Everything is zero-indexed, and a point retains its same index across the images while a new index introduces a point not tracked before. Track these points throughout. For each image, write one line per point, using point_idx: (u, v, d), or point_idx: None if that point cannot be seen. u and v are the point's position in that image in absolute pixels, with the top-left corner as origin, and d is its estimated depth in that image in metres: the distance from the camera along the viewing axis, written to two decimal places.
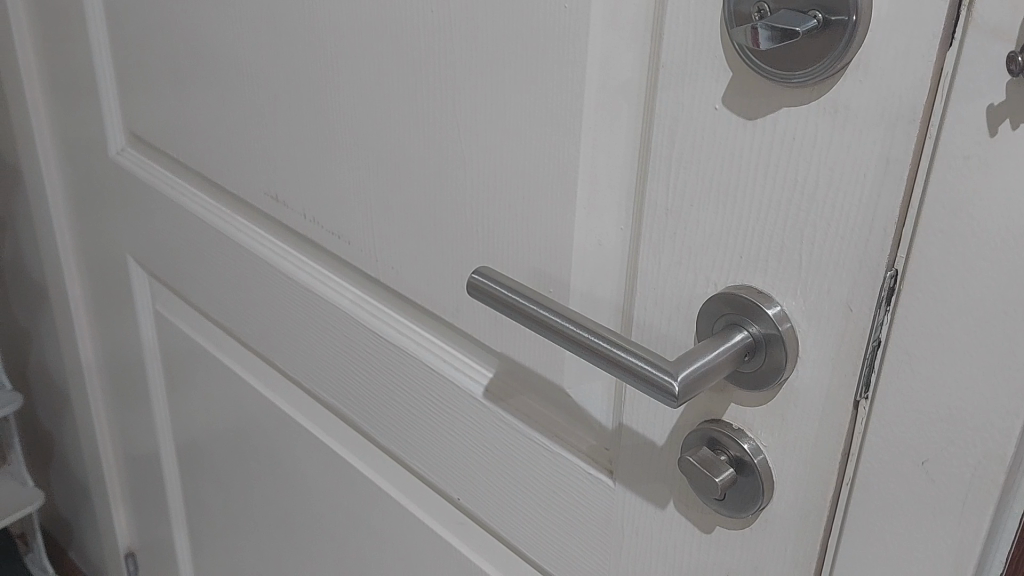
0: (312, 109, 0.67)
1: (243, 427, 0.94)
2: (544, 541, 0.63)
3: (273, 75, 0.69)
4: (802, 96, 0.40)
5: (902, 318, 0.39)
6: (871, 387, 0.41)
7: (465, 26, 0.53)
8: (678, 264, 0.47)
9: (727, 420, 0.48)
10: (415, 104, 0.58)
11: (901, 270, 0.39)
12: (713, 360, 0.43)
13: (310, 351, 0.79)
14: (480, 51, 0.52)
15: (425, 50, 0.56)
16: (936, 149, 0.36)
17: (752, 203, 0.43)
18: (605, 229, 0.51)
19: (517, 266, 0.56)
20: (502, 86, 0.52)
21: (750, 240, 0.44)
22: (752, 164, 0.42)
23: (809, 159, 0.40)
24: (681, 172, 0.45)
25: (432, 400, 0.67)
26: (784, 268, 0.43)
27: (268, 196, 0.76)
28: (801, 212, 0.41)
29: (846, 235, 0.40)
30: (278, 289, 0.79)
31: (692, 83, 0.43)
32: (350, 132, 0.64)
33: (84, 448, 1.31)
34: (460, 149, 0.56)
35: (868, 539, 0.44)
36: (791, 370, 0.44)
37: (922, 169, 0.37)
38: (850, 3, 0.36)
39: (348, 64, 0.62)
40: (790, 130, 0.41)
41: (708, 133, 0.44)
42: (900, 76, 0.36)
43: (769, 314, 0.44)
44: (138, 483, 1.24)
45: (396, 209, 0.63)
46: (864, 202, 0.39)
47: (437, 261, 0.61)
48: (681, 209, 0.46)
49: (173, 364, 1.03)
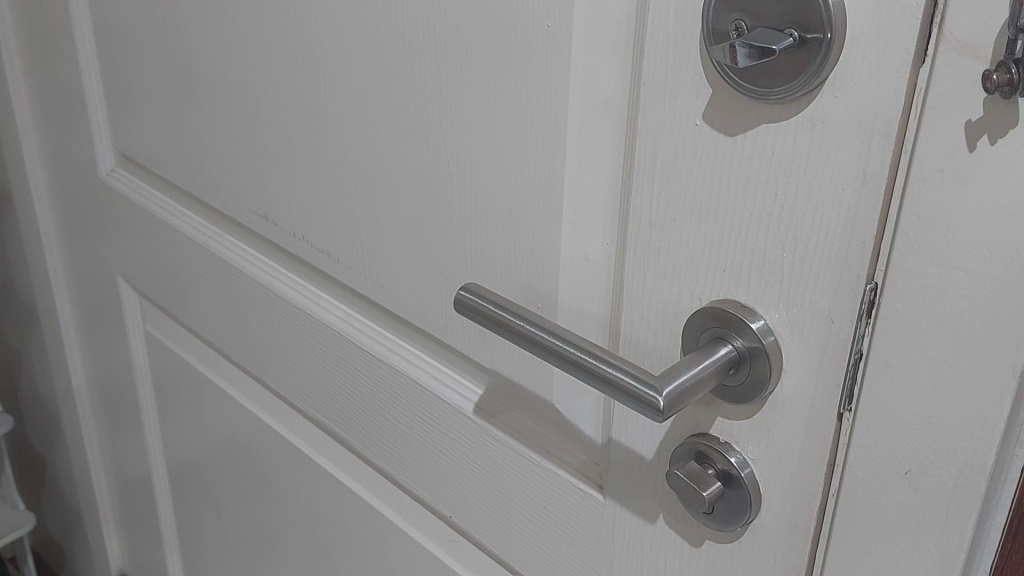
0: (300, 128, 0.67)
1: (234, 446, 0.94)
2: (536, 557, 0.63)
3: (261, 96, 0.70)
4: (780, 111, 0.40)
5: (882, 331, 0.40)
6: (855, 398, 0.42)
7: (450, 45, 0.53)
8: (662, 279, 0.48)
9: (714, 434, 0.48)
10: (402, 122, 0.59)
11: (880, 283, 0.40)
12: (698, 375, 0.43)
13: (300, 370, 0.79)
14: (466, 70, 0.53)
15: (411, 69, 0.56)
16: (911, 163, 0.37)
17: (733, 219, 0.44)
18: (591, 244, 0.52)
19: (504, 283, 0.57)
20: (487, 105, 0.53)
21: (732, 255, 0.44)
22: (733, 179, 0.43)
23: (789, 174, 0.41)
24: (664, 188, 0.46)
25: (423, 417, 0.68)
26: (766, 282, 0.44)
27: (258, 216, 0.76)
28: (781, 226, 0.42)
29: (827, 248, 0.41)
30: (268, 308, 0.79)
31: (673, 100, 0.44)
32: (338, 152, 0.65)
33: (75, 470, 1.31)
34: (447, 168, 0.57)
35: (854, 550, 0.44)
36: (775, 383, 0.45)
37: (899, 183, 0.38)
38: (825, 20, 0.37)
39: (336, 85, 0.63)
40: (769, 147, 0.41)
41: (689, 150, 0.44)
42: (875, 91, 0.37)
43: (753, 328, 0.44)
44: (129, 505, 1.24)
45: (384, 227, 0.63)
46: (843, 215, 0.40)
47: (426, 279, 0.62)
48: (664, 225, 0.47)
49: (165, 385, 1.03)
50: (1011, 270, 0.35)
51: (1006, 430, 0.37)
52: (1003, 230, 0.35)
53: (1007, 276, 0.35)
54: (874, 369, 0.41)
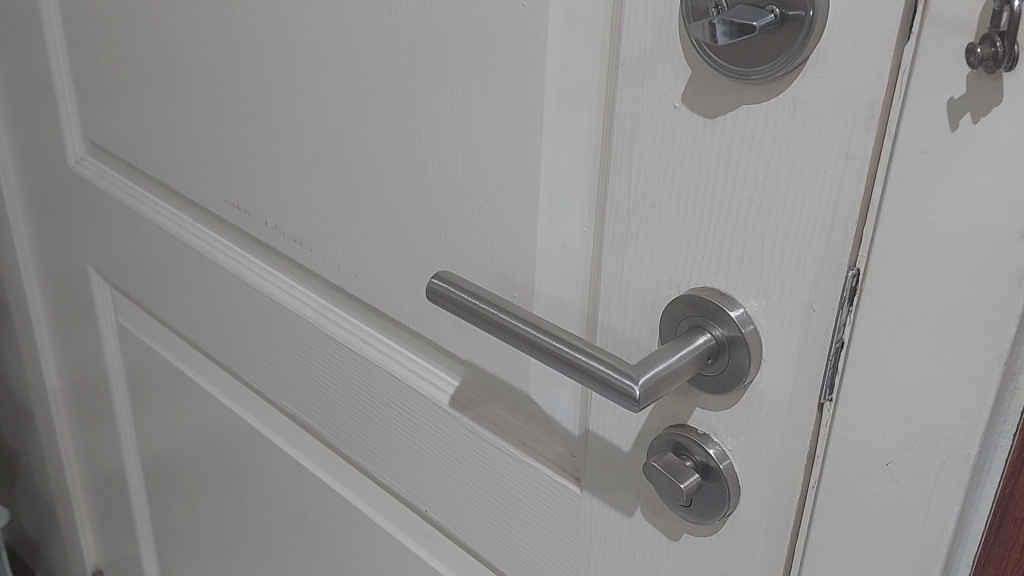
0: (272, 113, 0.66)
1: (208, 439, 0.92)
2: (513, 552, 0.62)
3: (232, 81, 0.68)
4: (760, 92, 0.39)
5: (863, 319, 0.39)
6: (835, 388, 0.41)
7: (423, 27, 0.52)
8: (641, 267, 0.47)
9: (692, 425, 0.47)
10: (375, 107, 0.57)
11: (862, 269, 0.39)
12: (676, 363, 0.42)
13: (274, 361, 0.77)
14: (440, 52, 0.52)
15: (384, 53, 0.55)
16: (895, 145, 0.36)
17: (714, 204, 0.43)
18: (568, 232, 0.50)
19: (480, 271, 0.55)
20: (460, 87, 0.51)
21: (711, 242, 0.43)
22: (712, 163, 0.42)
23: (771, 158, 0.40)
24: (642, 173, 0.45)
25: (398, 410, 0.66)
26: (746, 270, 0.43)
27: (230, 205, 0.74)
28: (763, 210, 0.41)
29: (808, 234, 0.40)
30: (241, 299, 0.78)
31: (652, 82, 0.43)
32: (311, 137, 0.63)
33: (49, 465, 1.29)
34: (421, 153, 0.55)
35: (833, 544, 0.43)
36: (754, 372, 0.44)
37: (882, 166, 0.37)
38: None
39: (308, 68, 0.61)
40: (749, 130, 0.40)
41: (668, 133, 0.43)
42: (858, 71, 0.36)
43: (732, 317, 0.43)
44: (103, 500, 1.22)
45: (357, 214, 0.62)
46: (825, 200, 0.39)
47: (400, 268, 0.60)
48: (643, 210, 0.46)
49: (138, 377, 1.01)
50: (995, 256, 0.34)
51: (989, 421, 0.36)
52: (987, 215, 0.34)
53: (991, 261, 0.34)
54: (855, 358, 0.40)
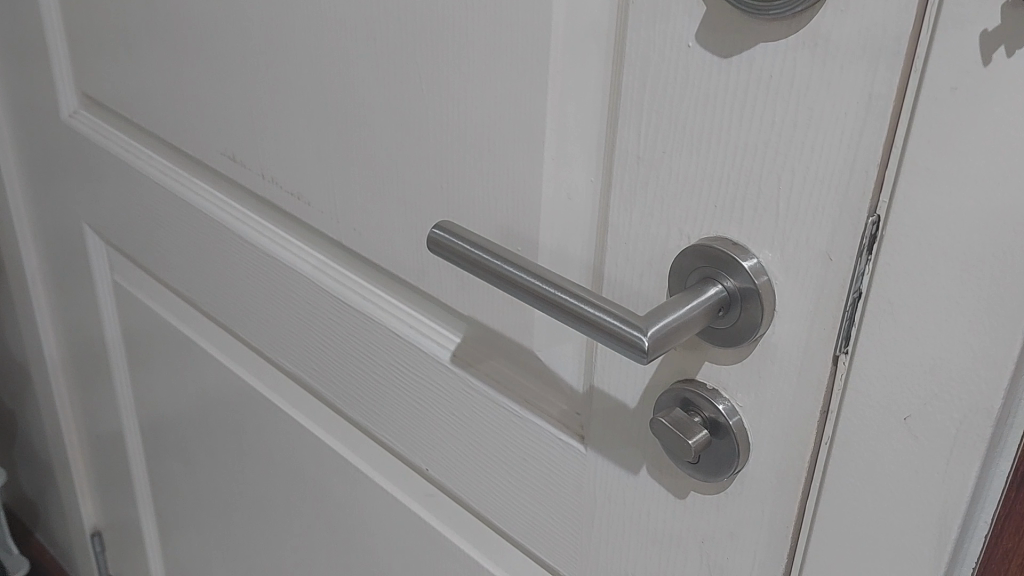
0: (268, 60, 0.64)
1: (206, 399, 0.91)
2: (516, 512, 0.61)
3: (228, 29, 0.66)
4: (779, 29, 0.37)
5: (883, 269, 0.37)
6: (851, 340, 0.39)
7: None
8: (650, 216, 0.45)
9: (701, 380, 0.46)
10: (374, 53, 0.55)
11: (883, 215, 0.37)
12: (686, 315, 0.41)
13: (272, 319, 0.76)
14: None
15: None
16: (921, 83, 0.34)
17: (728, 149, 0.41)
18: (574, 181, 0.49)
19: (482, 224, 0.54)
20: (463, 28, 0.49)
21: (724, 189, 0.42)
22: (727, 105, 0.40)
23: (789, 99, 0.38)
24: (654, 118, 0.43)
25: (398, 367, 0.65)
26: (760, 218, 0.41)
27: (227, 158, 0.72)
28: (779, 155, 0.39)
29: (827, 179, 0.38)
30: (238, 256, 0.76)
31: (665, 21, 0.41)
32: (309, 85, 0.61)
33: (47, 426, 1.28)
34: (422, 99, 0.54)
35: (846, 501, 0.42)
36: (767, 325, 0.42)
37: (907, 106, 0.35)
38: None
39: (305, 11, 0.59)
40: (766, 70, 0.38)
41: (681, 75, 0.41)
42: (884, 5, 0.34)
43: (745, 267, 0.42)
44: (102, 461, 1.21)
45: (356, 166, 0.60)
46: (845, 143, 0.37)
47: (400, 221, 0.59)
48: (654, 157, 0.44)
49: (135, 337, 1.00)
50: None
51: (1015, 373, 0.35)
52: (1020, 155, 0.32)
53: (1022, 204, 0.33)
54: (873, 309, 0.38)
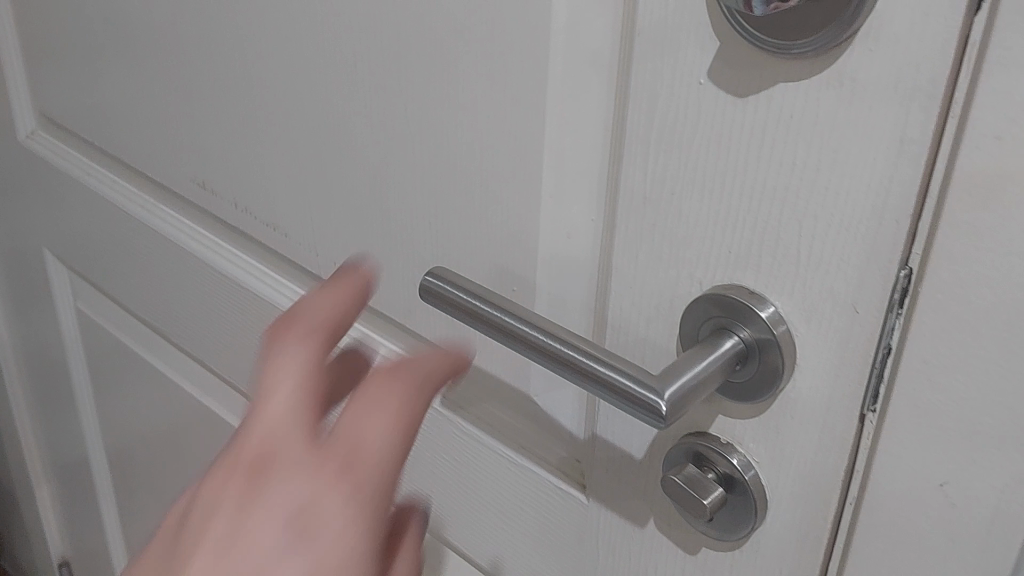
0: (241, 83, 0.60)
1: (177, 433, 0.87)
2: (511, 560, 0.58)
3: (198, 51, 0.62)
4: (801, 68, 0.34)
5: (916, 325, 0.35)
6: (880, 398, 0.37)
7: None
8: (658, 261, 0.42)
9: (714, 433, 0.43)
10: (355, 81, 0.52)
11: (916, 268, 0.34)
12: (704, 372, 0.38)
13: (247, 352, 0.72)
14: (429, 22, 0.46)
15: (366, 21, 0.49)
16: (960, 128, 0.31)
17: (743, 192, 0.38)
18: (573, 222, 0.45)
19: (474, 263, 0.51)
20: (452, 56, 0.46)
21: (740, 235, 0.39)
22: (743, 147, 0.37)
23: (810, 141, 0.35)
24: (660, 158, 0.40)
25: None
26: (779, 265, 0.38)
27: (197, 186, 0.69)
28: (800, 200, 0.36)
29: (854, 227, 0.35)
30: (210, 286, 0.72)
31: (674, 54, 0.38)
32: (285, 110, 0.58)
33: (10, 454, 1.23)
34: (409, 130, 0.50)
35: (875, 564, 0.39)
36: (787, 378, 0.40)
37: (943, 152, 0.32)
38: None
39: (280, 33, 0.55)
40: (786, 109, 0.35)
41: (691, 113, 0.38)
42: (919, 44, 0.31)
43: (762, 317, 0.39)
44: (69, 490, 1.16)
45: (337, 198, 0.57)
46: (874, 190, 0.34)
47: (385, 257, 0.55)
48: (660, 198, 0.41)
49: (101, 366, 0.95)
50: None
51: None
52: None
53: None
54: (905, 366, 0.36)
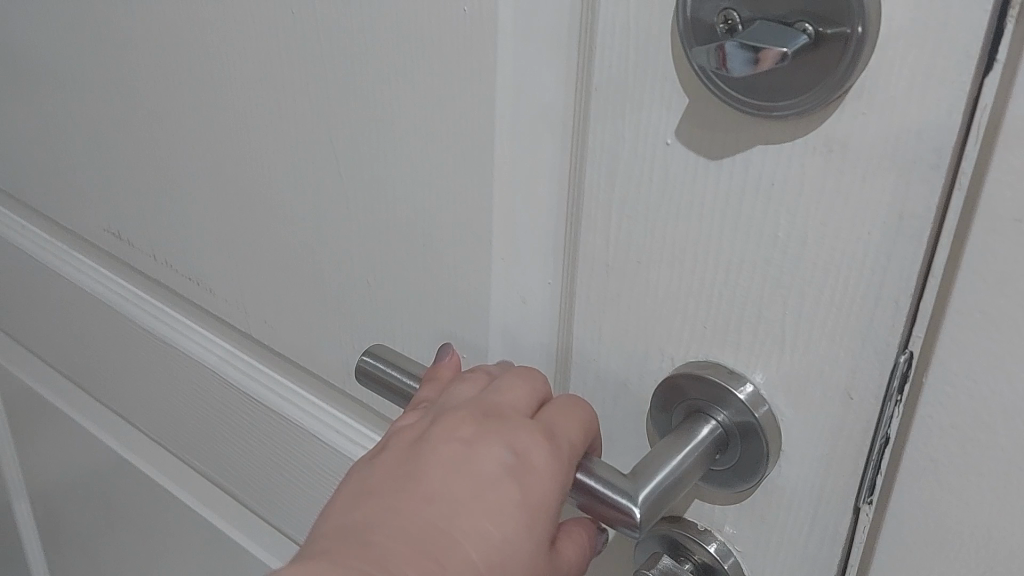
0: (156, 128, 0.55)
1: (94, 493, 0.80)
2: None
3: (110, 90, 0.57)
4: (784, 130, 0.30)
5: (920, 414, 0.31)
6: (876, 490, 0.33)
7: (334, 35, 0.42)
8: (624, 333, 0.38)
9: (691, 519, 0.39)
10: (279, 129, 0.47)
11: (918, 351, 0.31)
12: (681, 466, 0.34)
13: (173, 413, 0.66)
14: (357, 68, 0.41)
15: (288, 64, 0.44)
16: (969, 202, 0.28)
17: (718, 264, 0.34)
18: (527, 286, 0.41)
19: (418, 328, 0.46)
20: (384, 108, 0.41)
21: (716, 308, 0.35)
22: (718, 214, 0.33)
23: (794, 212, 0.31)
24: (624, 223, 0.36)
25: (320, 473, 0.56)
26: (761, 343, 0.34)
27: (113, 234, 0.63)
28: (784, 275, 0.33)
29: (845, 305, 0.31)
30: (129, 341, 0.66)
31: (636, 112, 0.33)
32: (205, 159, 0.52)
33: None
34: (340, 185, 0.45)
35: None
36: (771, 464, 0.35)
37: (947, 228, 0.28)
38: (854, 11, 0.27)
39: (198, 76, 0.50)
40: (767, 175, 0.31)
41: (658, 176, 0.34)
42: (918, 108, 0.28)
43: (741, 398, 0.35)
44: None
45: (263, 253, 0.51)
46: (870, 267, 0.30)
47: (319, 318, 0.50)
48: (626, 267, 0.37)
49: (16, 419, 0.88)
50: None
51: None
52: None
53: None
54: (907, 457, 0.32)
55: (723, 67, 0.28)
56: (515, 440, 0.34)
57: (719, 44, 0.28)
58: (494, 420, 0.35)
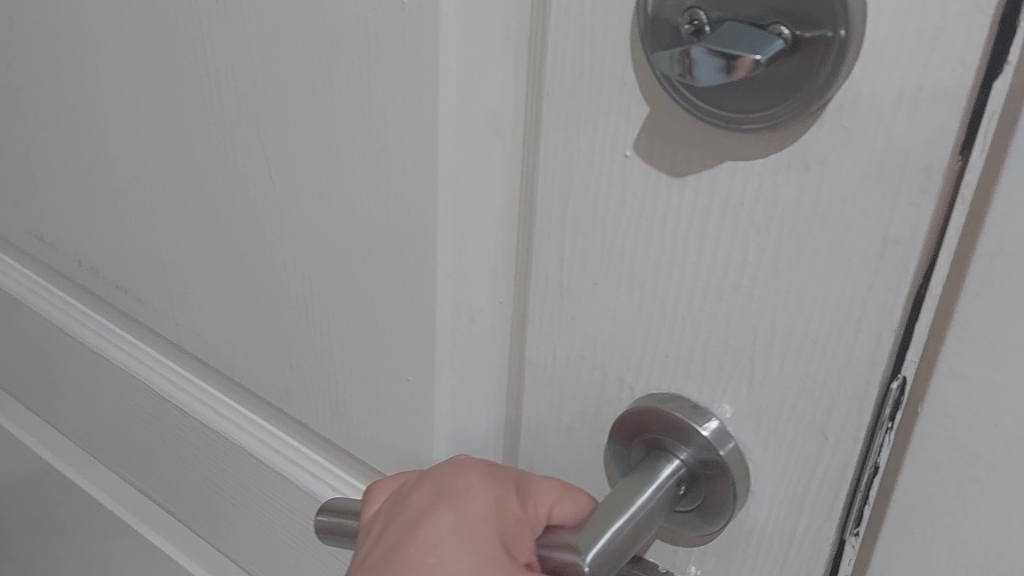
0: (78, 125, 0.50)
1: (31, 508, 0.75)
2: None
3: (29, 84, 0.52)
4: (754, 146, 0.27)
5: (914, 443, 0.28)
6: (863, 521, 0.31)
7: (260, 29, 0.38)
8: (580, 359, 0.35)
9: (652, 559, 0.36)
10: (206, 130, 0.43)
11: (911, 379, 0.28)
12: (643, 513, 0.31)
13: (107, 427, 0.62)
14: (287, 66, 0.37)
15: (213, 59, 0.40)
16: (973, 219, 0.25)
17: (683, 288, 0.31)
18: (475, 305, 0.37)
19: (358, 347, 0.42)
20: (318, 108, 0.37)
21: (679, 337, 0.32)
22: (682, 235, 0.30)
23: (766, 234, 0.28)
24: (580, 242, 0.32)
25: (261, 496, 0.52)
26: (729, 375, 0.31)
27: (37, 238, 0.58)
28: (755, 302, 0.29)
29: (822, 336, 0.28)
30: (58, 350, 0.62)
31: (592, 118, 0.30)
32: (130, 159, 0.48)
33: None
34: (272, 191, 0.41)
35: None
36: (739, 505, 0.33)
37: (947, 247, 0.25)
38: (835, 14, 0.24)
39: (119, 69, 0.46)
40: (735, 194, 0.28)
41: (617, 190, 0.31)
42: (906, 122, 0.24)
43: (705, 436, 0.32)
44: None
45: (194, 262, 0.47)
46: (849, 295, 0.27)
47: (255, 332, 0.46)
48: (581, 288, 0.33)
49: None
50: None
51: None
52: None
53: None
54: (899, 491, 0.29)
55: (688, 74, 0.25)
56: (481, 510, 0.32)
57: (686, 47, 0.25)
58: (452, 492, 0.32)
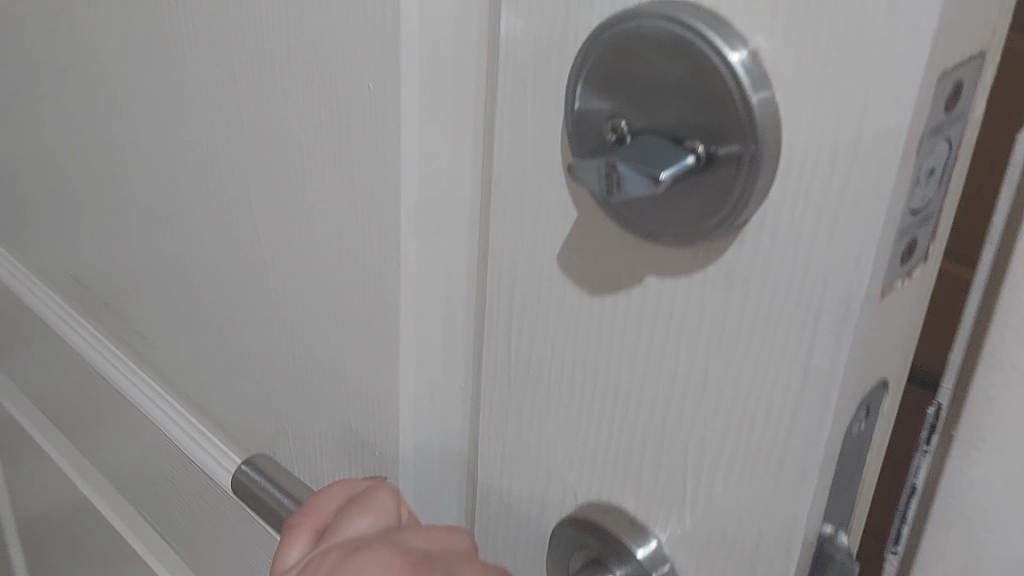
0: (104, 176, 0.53)
1: (68, 532, 0.77)
2: None
3: (66, 135, 0.55)
4: (680, 260, 0.26)
5: (949, 470, 0.28)
6: (900, 540, 0.30)
7: (248, 101, 0.39)
8: (528, 456, 0.34)
9: None
10: (207, 191, 0.44)
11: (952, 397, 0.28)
12: None
13: (126, 465, 0.64)
14: (270, 138, 0.38)
15: (211, 125, 0.42)
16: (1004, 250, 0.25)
17: (620, 397, 0.29)
18: (436, 390, 0.37)
19: (332, 415, 0.42)
20: (295, 182, 0.38)
21: (616, 446, 0.30)
22: (618, 341, 0.29)
23: (694, 350, 0.27)
24: (524, 332, 0.32)
25: (251, 550, 0.52)
26: (662, 490, 0.29)
27: (72, 278, 0.61)
28: (686, 417, 0.28)
29: (748, 464, 0.27)
30: (86, 387, 0.64)
31: (533, 213, 0.29)
32: (146, 212, 0.50)
33: None
34: (259, 255, 0.42)
35: None
36: None
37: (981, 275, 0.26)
38: (743, 129, 0.22)
39: (136, 128, 0.48)
40: (663, 306, 0.27)
41: (556, 288, 0.30)
42: (823, 245, 0.23)
43: (637, 556, 0.30)
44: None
45: (198, 315, 0.49)
46: (776, 423, 0.26)
47: (247, 389, 0.47)
48: (527, 383, 0.32)
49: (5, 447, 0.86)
50: None
51: None
52: None
53: None
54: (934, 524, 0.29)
55: (616, 189, 0.23)
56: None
57: (610, 160, 0.23)
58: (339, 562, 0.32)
